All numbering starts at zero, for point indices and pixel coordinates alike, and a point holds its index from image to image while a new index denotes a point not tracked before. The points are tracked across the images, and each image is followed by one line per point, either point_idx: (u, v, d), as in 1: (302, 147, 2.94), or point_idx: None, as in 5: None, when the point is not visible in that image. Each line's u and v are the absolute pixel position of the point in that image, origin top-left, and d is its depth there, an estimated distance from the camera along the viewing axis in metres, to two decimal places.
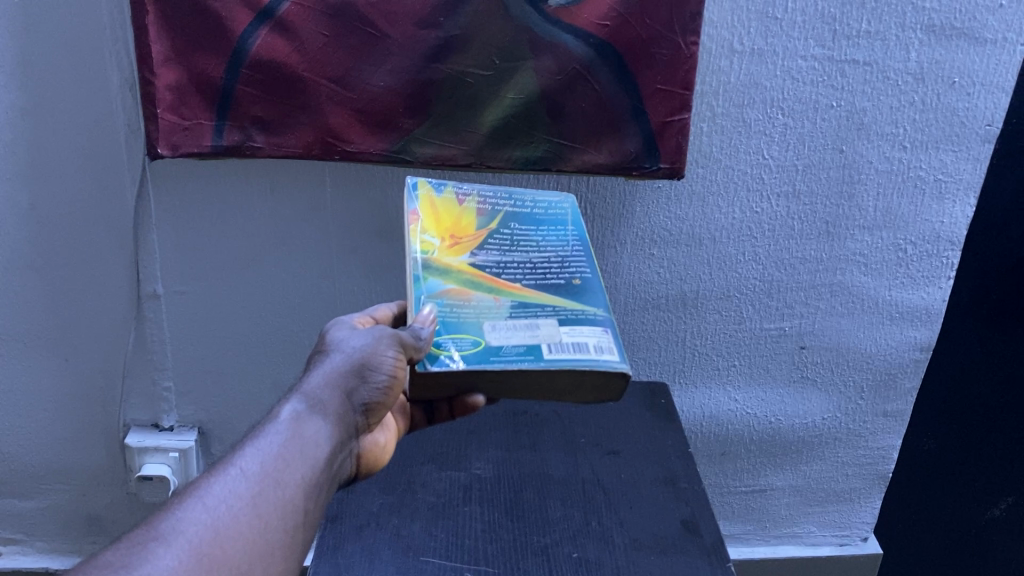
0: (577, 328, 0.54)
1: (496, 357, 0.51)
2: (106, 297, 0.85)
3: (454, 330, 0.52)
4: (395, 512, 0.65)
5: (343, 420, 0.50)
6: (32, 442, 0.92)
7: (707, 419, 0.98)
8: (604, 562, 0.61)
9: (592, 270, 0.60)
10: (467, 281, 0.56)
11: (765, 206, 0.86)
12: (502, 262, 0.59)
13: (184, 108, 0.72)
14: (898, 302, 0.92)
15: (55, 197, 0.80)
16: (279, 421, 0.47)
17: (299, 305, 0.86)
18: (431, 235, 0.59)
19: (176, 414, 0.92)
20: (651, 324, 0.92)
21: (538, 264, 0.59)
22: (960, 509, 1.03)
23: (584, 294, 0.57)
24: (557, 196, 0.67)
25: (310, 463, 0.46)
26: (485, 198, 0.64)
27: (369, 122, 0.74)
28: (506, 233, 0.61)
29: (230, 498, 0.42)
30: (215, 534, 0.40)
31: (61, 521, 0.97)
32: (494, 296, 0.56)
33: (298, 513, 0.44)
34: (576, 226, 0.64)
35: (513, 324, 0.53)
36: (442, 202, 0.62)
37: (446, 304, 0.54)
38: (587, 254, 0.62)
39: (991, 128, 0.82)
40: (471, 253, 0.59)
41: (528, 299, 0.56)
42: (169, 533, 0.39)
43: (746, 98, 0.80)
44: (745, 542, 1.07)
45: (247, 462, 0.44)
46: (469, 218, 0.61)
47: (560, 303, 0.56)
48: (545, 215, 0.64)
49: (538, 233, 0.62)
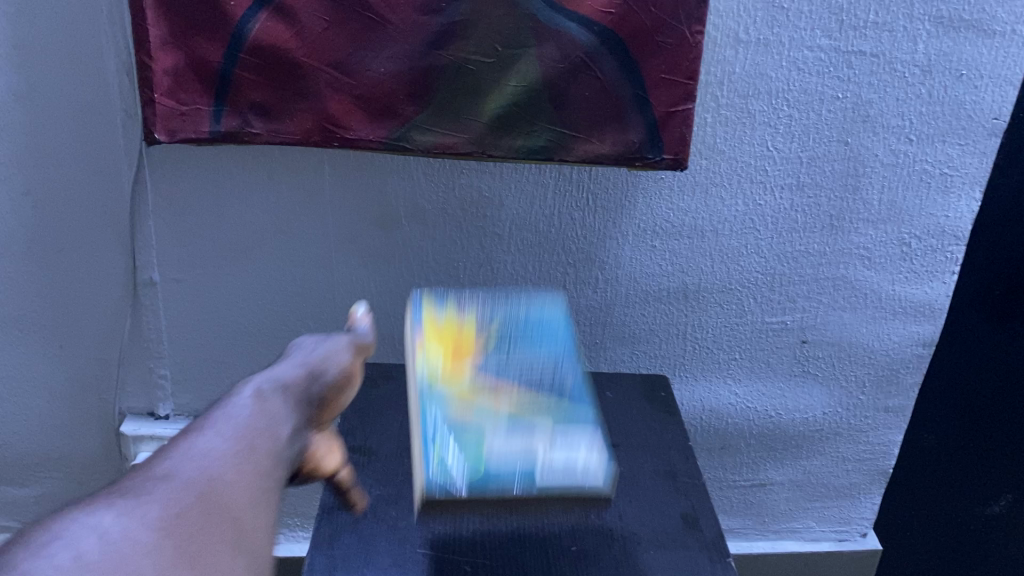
0: (565, 438, 0.55)
1: (490, 467, 0.53)
2: (101, 284, 0.84)
3: (455, 438, 0.55)
4: (393, 504, 0.65)
5: (303, 407, 0.47)
6: (25, 429, 0.91)
7: (708, 413, 0.98)
8: (603, 556, 0.61)
9: (582, 377, 0.62)
10: (467, 394, 0.59)
11: (769, 199, 0.85)
12: (501, 374, 0.61)
13: (182, 93, 0.71)
14: (902, 297, 0.91)
15: (51, 183, 0.79)
16: (241, 399, 0.44)
17: (298, 295, 0.86)
18: (434, 352, 0.62)
19: (173, 402, 0.91)
20: (652, 316, 0.91)
21: (531, 376, 0.61)
22: (962, 500, 1.02)
23: (573, 405, 0.59)
24: (548, 299, 0.69)
25: (281, 434, 0.43)
26: (484, 309, 0.67)
27: (368, 108, 0.73)
28: (503, 349, 0.63)
29: (209, 452, 0.38)
30: (206, 477, 0.37)
31: (55, 509, 0.96)
32: (491, 408, 0.58)
33: (277, 475, 0.40)
34: (571, 408, 0.65)
35: (507, 438, 0.55)
36: (445, 318, 0.65)
37: (448, 420, 0.56)
38: (577, 365, 0.63)
39: (998, 121, 0.82)
40: (472, 369, 0.61)
41: (522, 413, 0.57)
42: (165, 474, 0.36)
43: (750, 89, 0.79)
44: (743, 536, 1.07)
45: (223, 428, 0.41)
46: (470, 332, 0.64)
47: (551, 416, 0.57)
48: (536, 323, 0.66)
49: (532, 341, 0.64)
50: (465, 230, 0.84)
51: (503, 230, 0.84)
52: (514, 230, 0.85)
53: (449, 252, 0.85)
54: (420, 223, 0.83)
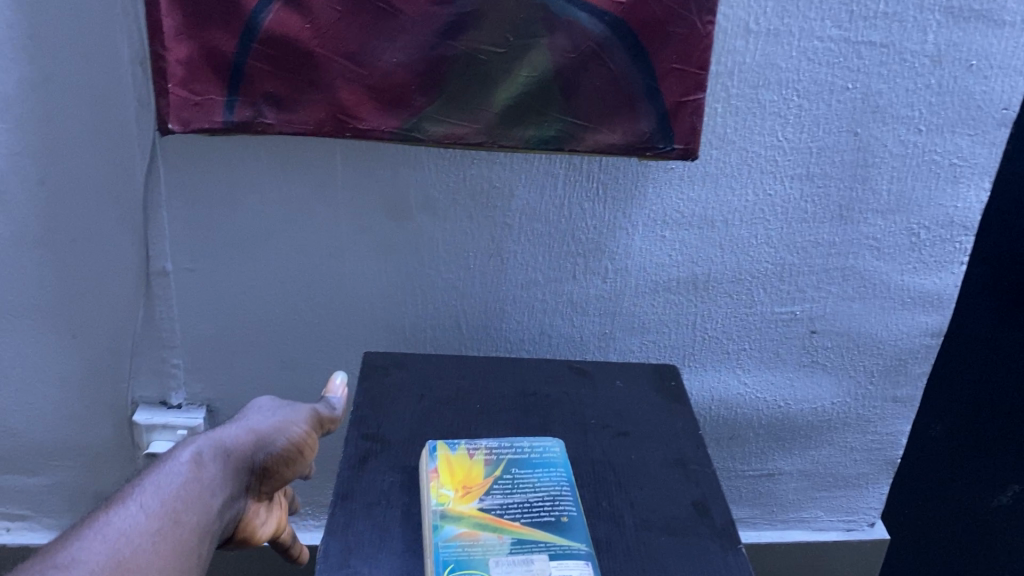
0: (566, 563, 0.55)
1: None
2: (114, 273, 0.85)
3: (465, 566, 0.55)
4: (406, 490, 0.65)
5: (240, 474, 0.59)
6: (39, 418, 0.92)
7: (716, 402, 0.98)
8: (614, 542, 0.61)
9: (578, 507, 0.61)
10: (476, 523, 0.58)
11: (778, 189, 0.85)
12: (504, 504, 0.61)
13: (195, 83, 0.71)
14: (911, 287, 0.91)
15: (64, 173, 0.79)
16: (179, 462, 0.56)
17: (310, 285, 0.86)
18: (446, 488, 0.62)
19: (185, 392, 0.92)
20: (661, 306, 0.91)
21: (534, 503, 0.61)
22: (969, 491, 1.05)
23: (572, 530, 0.59)
24: (550, 439, 0.69)
25: (208, 502, 0.55)
26: (491, 449, 0.67)
27: (380, 99, 0.73)
28: (509, 479, 0.63)
29: (131, 522, 0.51)
30: (105, 566, 0.47)
31: (68, 497, 0.97)
32: (497, 534, 0.57)
33: (195, 542, 0.53)
34: (567, 469, 0.66)
35: (513, 560, 0.55)
36: (456, 458, 0.65)
37: (457, 546, 0.56)
38: (574, 493, 0.63)
39: (1008, 112, 0.82)
40: (480, 499, 0.61)
41: (527, 535, 0.57)
42: (66, 562, 0.47)
43: (761, 79, 0.79)
44: (751, 526, 1.08)
45: (145, 498, 0.53)
46: (479, 468, 0.65)
47: (554, 538, 0.57)
48: (540, 459, 0.66)
49: (536, 475, 0.64)
50: (475, 219, 0.84)
51: (513, 220, 0.85)
52: (525, 220, 0.85)
53: (459, 242, 0.85)
54: (430, 213, 0.84)
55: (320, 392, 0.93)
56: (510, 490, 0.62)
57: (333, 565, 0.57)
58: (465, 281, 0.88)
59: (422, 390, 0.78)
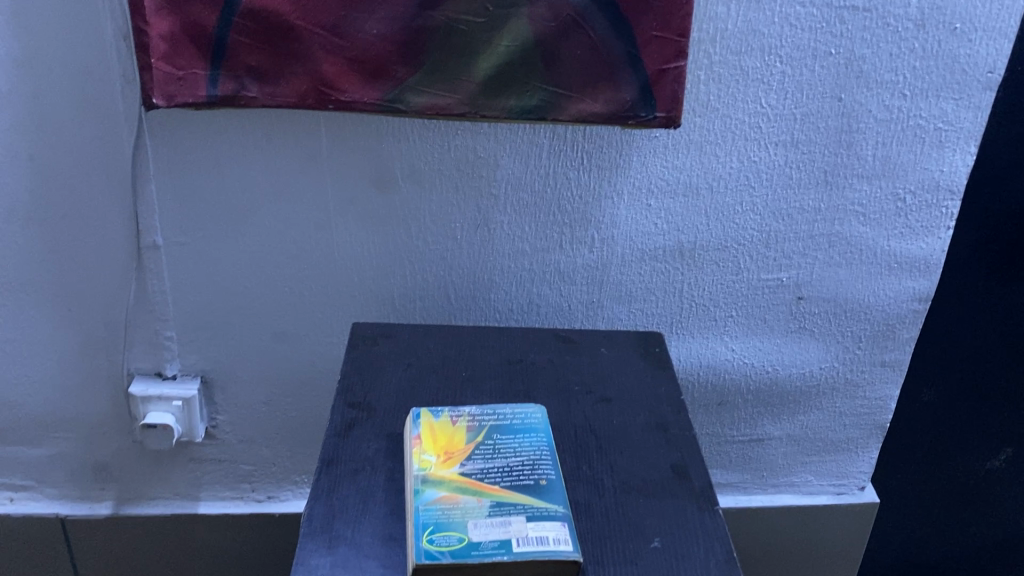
0: (542, 523, 0.56)
1: (476, 550, 0.54)
2: (106, 247, 0.86)
3: (443, 528, 0.56)
4: (391, 457, 0.66)
5: None
6: (38, 390, 0.93)
7: (704, 369, 0.99)
8: (593, 505, 0.63)
9: (557, 471, 0.62)
10: (457, 488, 0.59)
11: (763, 155, 0.85)
12: (485, 468, 0.62)
13: (178, 58, 0.72)
14: (897, 252, 0.92)
15: (53, 149, 0.80)
16: None
17: (298, 257, 0.87)
18: (427, 454, 0.63)
19: (179, 363, 0.93)
20: (648, 274, 0.92)
21: (513, 467, 0.62)
22: (964, 460, 1.10)
23: (551, 492, 0.60)
24: (532, 405, 0.70)
25: None
26: (474, 416, 0.68)
27: (362, 70, 0.74)
28: (490, 444, 0.65)
29: None
30: None
31: (69, 467, 0.99)
32: (477, 497, 0.58)
33: None
34: (548, 434, 0.67)
35: (491, 521, 0.56)
36: (439, 425, 0.67)
37: (437, 509, 0.57)
38: (554, 457, 0.64)
39: (993, 75, 0.82)
40: (461, 464, 0.62)
41: (506, 498, 0.58)
42: None
43: (744, 45, 0.79)
44: (742, 491, 1.09)
45: None
46: (461, 434, 0.66)
47: (531, 501, 0.58)
48: (521, 425, 0.67)
49: (516, 440, 0.65)
50: (461, 190, 0.85)
51: (499, 190, 0.85)
52: (510, 190, 0.85)
53: (445, 212, 0.86)
54: (416, 185, 0.84)
55: (312, 362, 0.94)
56: (491, 455, 0.63)
57: (316, 529, 0.59)
58: (453, 251, 0.89)
59: (409, 359, 0.79)
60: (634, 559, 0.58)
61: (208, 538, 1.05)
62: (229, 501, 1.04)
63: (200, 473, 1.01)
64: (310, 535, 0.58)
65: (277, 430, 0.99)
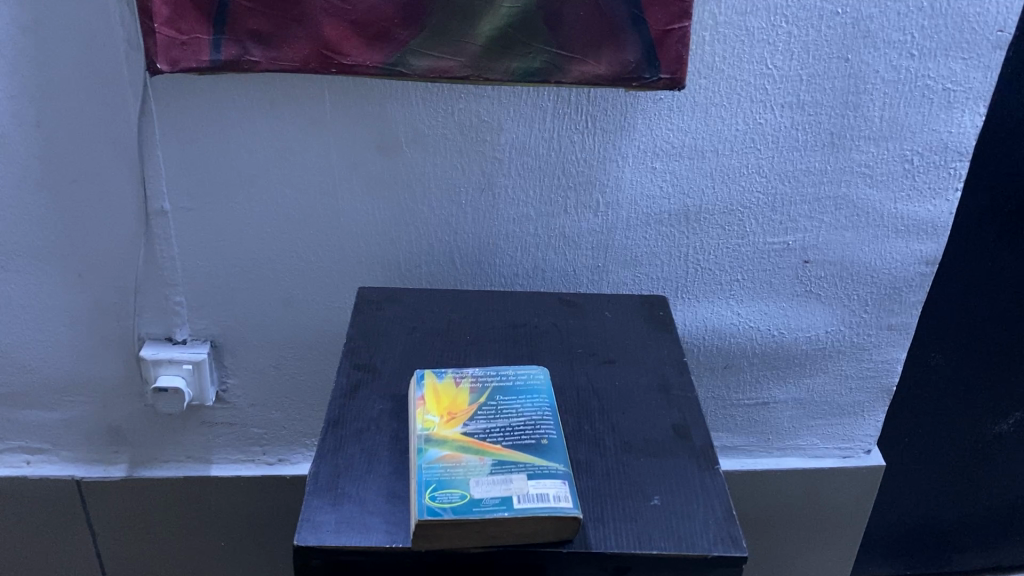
0: (542, 480, 0.57)
1: (477, 507, 0.54)
2: (115, 214, 0.87)
3: (446, 485, 0.56)
4: (395, 417, 0.67)
5: None
6: (52, 355, 0.95)
7: (710, 332, 0.99)
8: (594, 464, 0.63)
9: (558, 430, 0.63)
10: (459, 446, 0.60)
11: (769, 117, 0.85)
12: (487, 427, 0.62)
13: (181, 22, 0.72)
14: (904, 215, 0.91)
15: (60, 116, 0.81)
16: None
17: (304, 222, 0.88)
18: (431, 414, 0.64)
19: (189, 328, 0.95)
20: (653, 238, 0.92)
21: (515, 426, 0.62)
22: (975, 423, 1.11)
23: (551, 451, 0.60)
24: (534, 367, 0.70)
25: None
26: (477, 378, 0.68)
27: (364, 33, 0.74)
28: (493, 405, 0.65)
29: None
30: None
31: (84, 431, 1.01)
32: (478, 455, 0.59)
33: None
34: (549, 396, 0.67)
35: (492, 478, 0.56)
36: (442, 387, 0.67)
37: (439, 467, 0.57)
38: (555, 418, 0.64)
39: (1003, 34, 0.81)
40: (464, 424, 0.62)
41: (506, 457, 0.59)
42: None
43: (749, 6, 0.78)
44: (748, 454, 1.10)
45: None
46: (464, 395, 0.66)
47: (532, 459, 0.59)
48: (523, 387, 0.68)
49: (518, 401, 0.66)
50: (465, 154, 0.85)
51: (503, 154, 0.85)
52: (514, 155, 0.85)
53: (449, 177, 0.86)
54: (420, 149, 0.84)
55: (320, 327, 0.95)
56: (494, 415, 0.64)
57: (322, 487, 0.60)
58: (457, 215, 0.89)
59: (415, 322, 0.80)
60: (633, 516, 0.59)
61: (220, 501, 1.06)
62: (242, 463, 1.05)
63: (212, 436, 1.03)
64: (316, 493, 0.60)
65: (287, 394, 1.00)
